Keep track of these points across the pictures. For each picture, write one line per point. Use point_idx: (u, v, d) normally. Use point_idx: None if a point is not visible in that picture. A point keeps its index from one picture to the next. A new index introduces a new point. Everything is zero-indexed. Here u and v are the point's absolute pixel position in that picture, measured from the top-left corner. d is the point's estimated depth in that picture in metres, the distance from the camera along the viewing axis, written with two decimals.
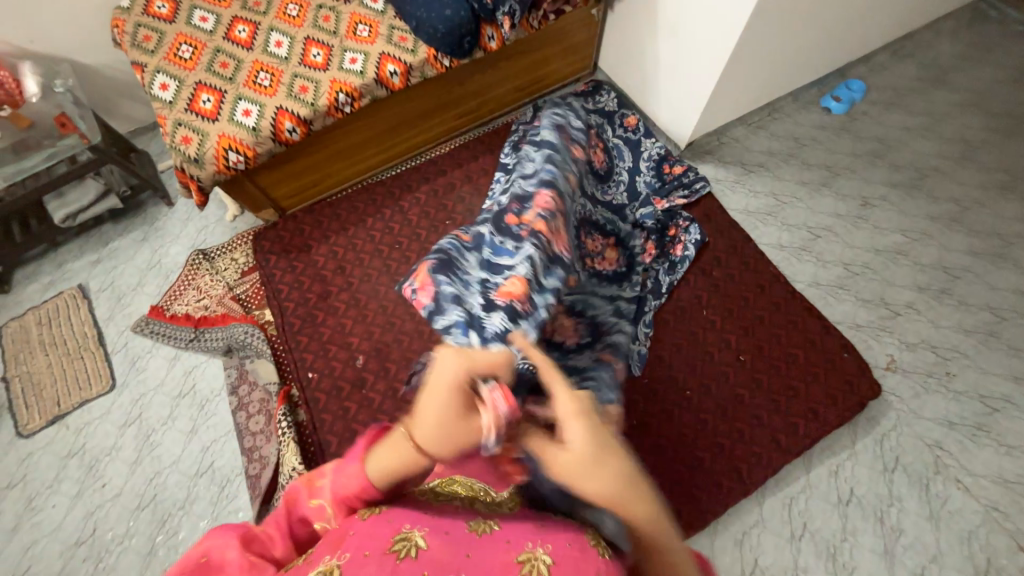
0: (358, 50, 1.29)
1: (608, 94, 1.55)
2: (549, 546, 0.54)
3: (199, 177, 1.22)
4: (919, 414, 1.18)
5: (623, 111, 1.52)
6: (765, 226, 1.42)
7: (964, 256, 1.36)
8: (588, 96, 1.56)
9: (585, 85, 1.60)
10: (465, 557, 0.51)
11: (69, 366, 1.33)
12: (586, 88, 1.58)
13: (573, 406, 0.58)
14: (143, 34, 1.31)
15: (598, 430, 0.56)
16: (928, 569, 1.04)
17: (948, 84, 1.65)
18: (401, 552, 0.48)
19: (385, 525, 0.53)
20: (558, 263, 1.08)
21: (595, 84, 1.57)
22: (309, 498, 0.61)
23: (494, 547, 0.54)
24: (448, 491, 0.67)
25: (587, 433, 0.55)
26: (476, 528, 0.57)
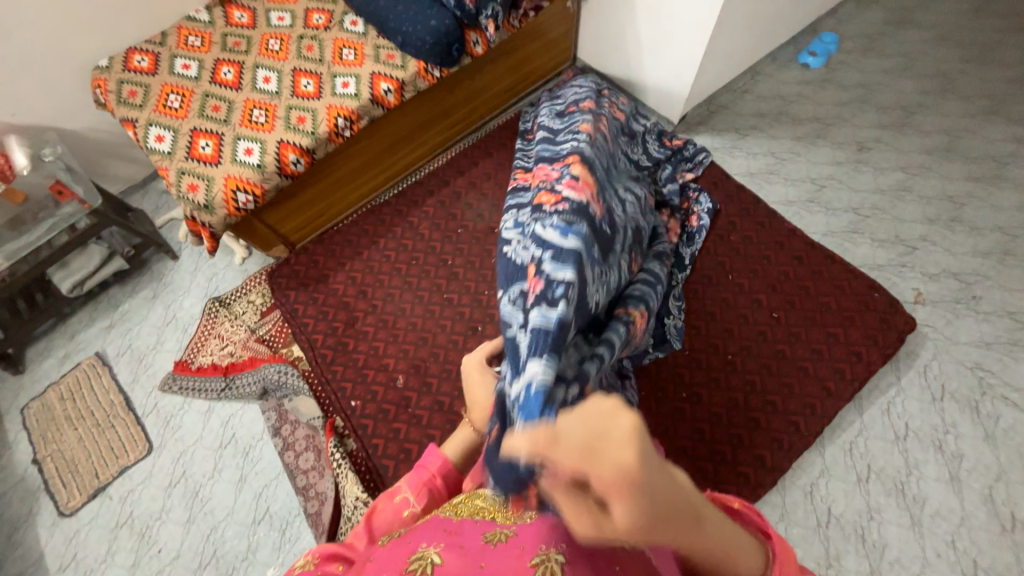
0: (347, 74, 1.29)
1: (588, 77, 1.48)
2: (562, 544, 0.51)
3: (210, 223, 1.22)
4: (956, 339, 1.20)
5: (612, 89, 1.47)
6: (770, 184, 1.44)
7: (964, 183, 1.40)
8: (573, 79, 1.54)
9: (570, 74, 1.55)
10: (479, 567, 0.50)
11: (102, 436, 1.30)
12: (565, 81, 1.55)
13: (617, 500, 0.36)
14: (128, 90, 1.30)
15: (648, 504, 0.37)
16: (997, 488, 1.06)
17: (913, 25, 1.70)
18: (416, 571, 0.50)
19: (398, 549, 0.55)
20: (594, 223, 0.95)
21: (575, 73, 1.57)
22: (391, 500, 0.77)
23: (508, 553, 0.52)
24: (471, 500, 0.67)
25: (631, 513, 0.36)
26: (491, 538, 0.55)
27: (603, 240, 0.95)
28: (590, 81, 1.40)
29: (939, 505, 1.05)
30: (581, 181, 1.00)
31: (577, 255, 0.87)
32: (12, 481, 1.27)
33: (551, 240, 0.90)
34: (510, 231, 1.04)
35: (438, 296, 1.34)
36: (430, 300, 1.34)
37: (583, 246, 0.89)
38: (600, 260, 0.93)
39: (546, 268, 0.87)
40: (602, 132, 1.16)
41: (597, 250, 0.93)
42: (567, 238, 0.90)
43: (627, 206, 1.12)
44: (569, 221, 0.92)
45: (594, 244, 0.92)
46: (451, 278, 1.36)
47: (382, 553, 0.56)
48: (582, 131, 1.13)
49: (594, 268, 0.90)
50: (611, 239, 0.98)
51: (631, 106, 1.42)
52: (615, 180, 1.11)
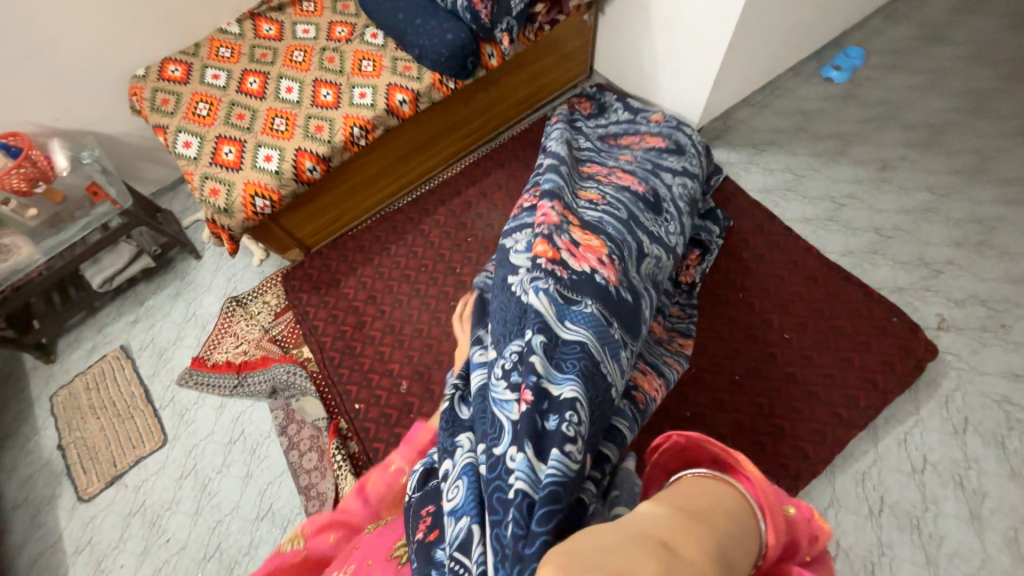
0: (365, 85, 1.34)
1: (626, 111, 1.46)
2: None
3: (229, 226, 1.27)
4: (981, 370, 1.14)
5: (638, 121, 1.41)
6: (786, 201, 1.41)
7: (997, 205, 1.34)
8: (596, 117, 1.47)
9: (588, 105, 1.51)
10: None
11: (121, 426, 1.36)
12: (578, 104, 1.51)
13: None
14: (161, 98, 1.37)
15: None
16: (1023, 531, 0.99)
17: (946, 40, 1.64)
18: (399, 557, 0.68)
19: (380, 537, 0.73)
20: (606, 296, 0.89)
21: (594, 104, 1.51)
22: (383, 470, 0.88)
23: None
24: None
25: None
26: None
27: (620, 318, 0.89)
28: (610, 125, 1.43)
29: (958, 546, 1.00)
30: (584, 244, 0.95)
31: (583, 347, 0.80)
32: (38, 465, 1.34)
33: (557, 322, 0.82)
34: (520, 255, 0.95)
35: (445, 303, 1.36)
36: (437, 308, 1.35)
37: (592, 335, 0.82)
38: (618, 344, 0.86)
39: (551, 374, 0.76)
40: (614, 185, 1.13)
41: (614, 331, 0.86)
42: (573, 327, 0.82)
43: (651, 258, 1.04)
44: (570, 299, 0.85)
45: (609, 326, 0.86)
46: (458, 286, 1.38)
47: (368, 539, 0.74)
48: (585, 192, 1.11)
49: (605, 366, 0.82)
50: (630, 306, 0.93)
51: (660, 131, 1.33)
52: (638, 223, 1.06)
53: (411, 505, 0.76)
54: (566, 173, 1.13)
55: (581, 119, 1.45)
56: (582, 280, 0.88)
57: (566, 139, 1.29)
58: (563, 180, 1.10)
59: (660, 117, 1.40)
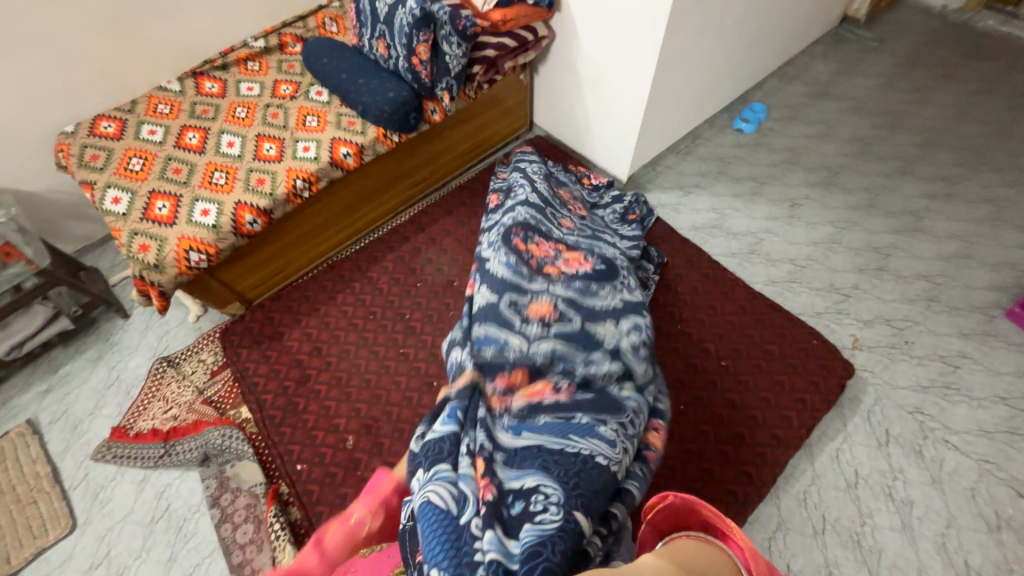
0: (309, 139, 1.36)
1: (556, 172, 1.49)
2: None
3: (159, 282, 1.21)
4: (894, 384, 1.25)
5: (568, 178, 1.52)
6: (714, 238, 1.53)
7: (888, 235, 1.52)
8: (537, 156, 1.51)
9: (494, 198, 1.30)
10: None
11: (20, 514, 1.19)
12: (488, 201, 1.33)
13: None
14: (90, 154, 1.33)
15: None
16: (948, 535, 1.06)
17: (832, 97, 1.91)
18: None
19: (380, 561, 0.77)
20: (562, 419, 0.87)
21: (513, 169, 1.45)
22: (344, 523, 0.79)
23: None
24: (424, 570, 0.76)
25: None
26: None
27: (588, 402, 0.89)
28: (526, 199, 1.20)
29: (895, 557, 1.04)
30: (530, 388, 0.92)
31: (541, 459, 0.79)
32: None
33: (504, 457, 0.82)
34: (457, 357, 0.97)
35: (394, 351, 1.34)
36: (386, 355, 1.33)
37: (546, 439, 0.83)
38: (587, 426, 0.84)
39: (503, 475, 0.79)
40: (563, 280, 1.04)
41: (576, 419, 0.86)
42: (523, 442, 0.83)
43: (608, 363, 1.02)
44: (523, 419, 0.89)
45: (571, 418, 0.87)
46: (408, 332, 1.36)
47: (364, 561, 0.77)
48: (534, 302, 0.99)
49: (574, 446, 0.81)
50: (598, 399, 0.91)
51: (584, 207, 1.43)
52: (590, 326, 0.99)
53: (406, 527, 0.76)
54: (508, 275, 1.00)
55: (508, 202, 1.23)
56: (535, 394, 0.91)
57: (501, 237, 1.08)
58: (502, 321, 0.96)
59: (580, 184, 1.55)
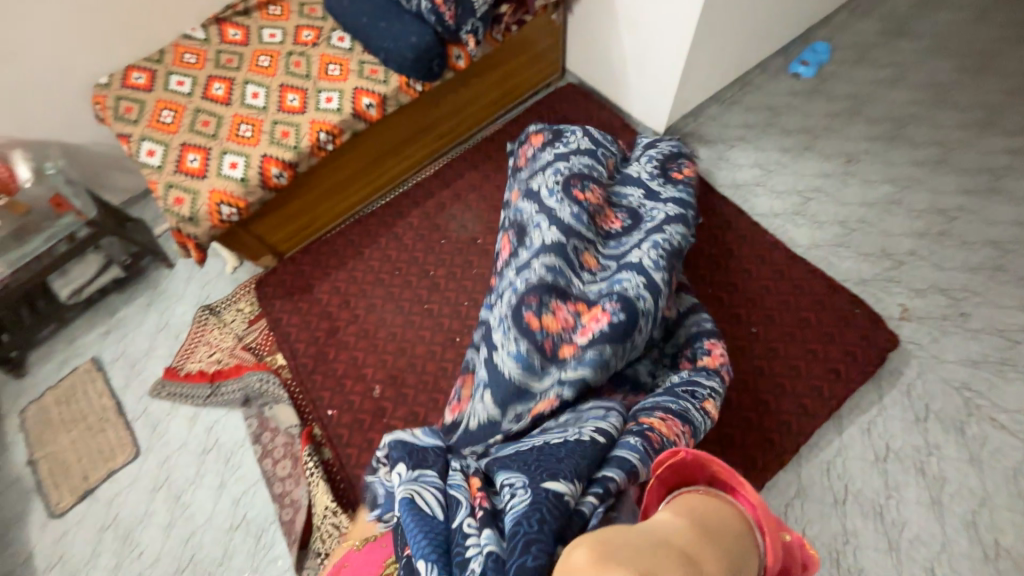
0: (332, 89, 1.33)
1: (573, 156, 1.22)
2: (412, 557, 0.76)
3: (195, 234, 1.26)
4: (942, 358, 1.17)
5: (593, 154, 1.23)
6: (755, 197, 1.42)
7: (956, 196, 1.36)
8: (551, 143, 1.29)
9: (510, 240, 1.14)
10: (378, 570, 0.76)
11: (93, 439, 1.35)
12: (500, 242, 1.18)
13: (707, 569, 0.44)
14: (125, 106, 1.36)
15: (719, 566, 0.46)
16: (981, 514, 1.02)
17: (909, 34, 1.66)
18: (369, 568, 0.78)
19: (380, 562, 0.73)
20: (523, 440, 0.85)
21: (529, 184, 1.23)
22: None
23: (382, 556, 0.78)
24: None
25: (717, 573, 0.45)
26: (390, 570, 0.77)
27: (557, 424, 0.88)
28: (542, 245, 1.04)
29: (919, 531, 1.02)
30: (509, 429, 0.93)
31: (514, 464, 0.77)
32: (9, 482, 1.32)
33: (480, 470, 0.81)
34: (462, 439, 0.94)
35: (419, 306, 1.36)
36: (410, 310, 1.35)
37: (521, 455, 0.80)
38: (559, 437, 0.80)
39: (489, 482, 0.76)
40: (578, 364, 0.91)
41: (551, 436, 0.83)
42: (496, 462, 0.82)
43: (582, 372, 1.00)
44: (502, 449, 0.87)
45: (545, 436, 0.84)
46: (432, 289, 1.38)
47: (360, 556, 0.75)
48: (540, 401, 0.92)
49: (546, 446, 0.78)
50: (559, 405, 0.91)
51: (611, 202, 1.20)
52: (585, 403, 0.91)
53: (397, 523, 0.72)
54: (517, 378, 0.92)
55: (522, 248, 1.07)
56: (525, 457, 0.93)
57: (512, 313, 0.97)
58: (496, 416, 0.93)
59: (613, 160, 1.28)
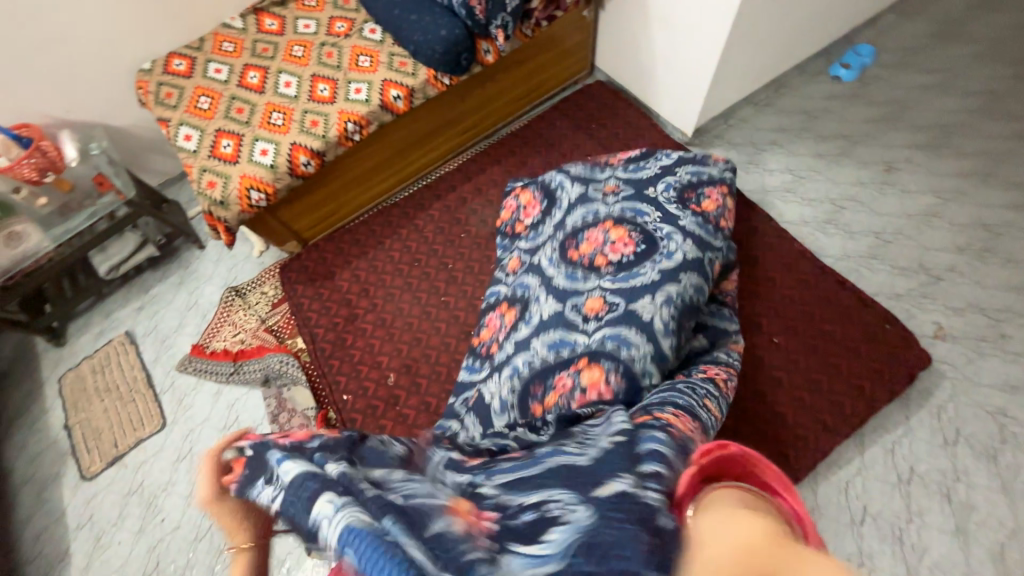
0: (361, 80, 1.35)
1: (571, 213, 1.16)
2: None
3: (225, 218, 1.30)
4: (977, 381, 1.11)
5: (587, 200, 1.16)
6: (784, 203, 1.38)
7: (1004, 211, 1.29)
8: (547, 207, 1.23)
9: (515, 320, 1.08)
10: None
11: (124, 409, 1.42)
12: (501, 320, 1.11)
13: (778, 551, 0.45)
14: (166, 92, 1.41)
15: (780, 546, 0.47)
16: (1010, 547, 0.97)
17: (963, 38, 1.57)
18: None
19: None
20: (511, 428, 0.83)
21: (528, 253, 1.19)
22: None
23: None
24: None
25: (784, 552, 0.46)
26: None
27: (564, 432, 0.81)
28: (541, 320, 1.01)
29: (941, 559, 0.98)
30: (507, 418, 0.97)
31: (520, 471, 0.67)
32: (47, 443, 1.41)
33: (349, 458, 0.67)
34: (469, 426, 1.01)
35: (436, 298, 1.37)
36: (427, 302, 1.37)
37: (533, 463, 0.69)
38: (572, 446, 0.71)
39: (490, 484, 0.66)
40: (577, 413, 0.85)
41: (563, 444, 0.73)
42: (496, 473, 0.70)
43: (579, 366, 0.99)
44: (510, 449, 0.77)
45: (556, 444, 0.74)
46: (450, 281, 1.39)
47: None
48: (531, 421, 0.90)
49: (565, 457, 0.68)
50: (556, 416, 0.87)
51: (619, 216, 1.10)
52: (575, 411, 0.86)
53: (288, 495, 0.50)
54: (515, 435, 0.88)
55: (522, 326, 1.04)
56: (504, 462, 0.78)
57: (517, 397, 0.96)
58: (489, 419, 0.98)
59: (614, 182, 1.19)
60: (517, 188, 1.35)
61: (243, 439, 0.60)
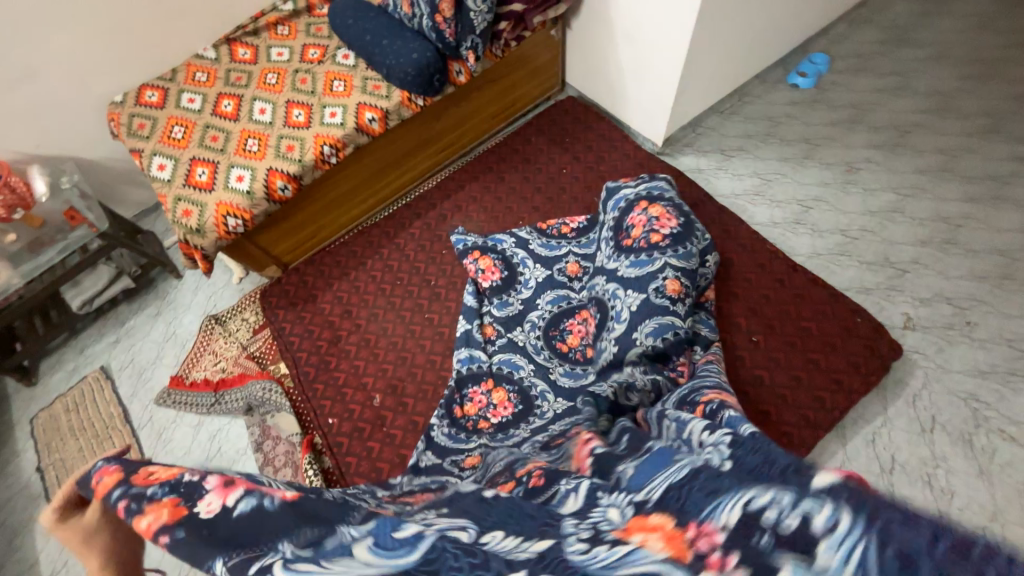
0: (336, 104, 1.37)
1: (541, 296, 1.26)
2: None
3: (201, 245, 1.29)
4: (948, 368, 1.15)
5: (555, 283, 1.27)
6: (754, 206, 1.43)
7: (961, 204, 1.35)
8: (505, 290, 1.29)
9: (508, 398, 1.14)
10: None
11: (100, 447, 1.37)
12: (488, 395, 1.15)
13: None
14: (138, 123, 1.41)
15: None
16: (992, 529, 0.99)
17: (911, 42, 1.67)
18: None
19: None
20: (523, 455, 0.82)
21: (502, 322, 1.24)
22: None
23: None
24: None
25: None
26: None
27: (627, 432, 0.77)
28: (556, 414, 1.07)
29: None
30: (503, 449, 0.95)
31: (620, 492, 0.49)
32: (18, 487, 1.35)
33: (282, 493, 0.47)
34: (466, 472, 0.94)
35: (419, 316, 1.37)
36: (411, 320, 1.37)
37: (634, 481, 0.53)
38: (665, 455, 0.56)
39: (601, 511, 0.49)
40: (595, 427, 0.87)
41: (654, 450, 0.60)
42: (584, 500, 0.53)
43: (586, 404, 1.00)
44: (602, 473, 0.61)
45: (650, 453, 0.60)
46: (433, 299, 1.39)
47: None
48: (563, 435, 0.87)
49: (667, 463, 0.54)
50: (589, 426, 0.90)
51: (584, 300, 1.22)
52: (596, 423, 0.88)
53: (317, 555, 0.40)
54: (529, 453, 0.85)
55: (533, 420, 1.08)
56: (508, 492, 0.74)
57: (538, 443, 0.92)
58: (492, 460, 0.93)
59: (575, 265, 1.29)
60: (472, 250, 1.36)
61: (219, 494, 0.43)
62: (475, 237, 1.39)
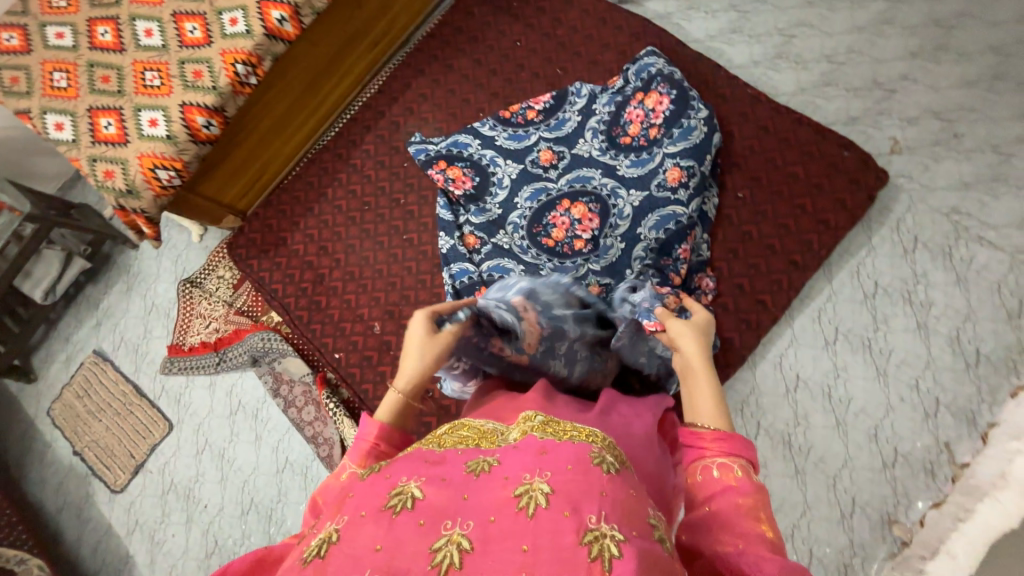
0: (233, 7, 1.14)
1: (518, 195, 1.16)
2: None
3: (141, 208, 1.17)
4: (932, 187, 1.14)
5: (530, 177, 1.17)
6: (731, 46, 1.29)
7: (955, 2, 1.22)
8: (477, 200, 1.20)
9: None
10: None
11: (125, 422, 1.41)
12: None
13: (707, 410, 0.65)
14: (9, 77, 1.17)
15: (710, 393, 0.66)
16: (963, 329, 1.07)
17: None
18: None
19: (626, 524, 0.41)
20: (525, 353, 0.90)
21: (483, 229, 1.16)
22: None
23: None
24: None
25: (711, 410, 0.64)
26: None
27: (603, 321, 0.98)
28: None
29: (905, 353, 1.08)
30: None
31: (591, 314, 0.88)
32: (65, 470, 1.42)
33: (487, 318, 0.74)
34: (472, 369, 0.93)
35: (397, 239, 1.30)
36: (391, 245, 1.30)
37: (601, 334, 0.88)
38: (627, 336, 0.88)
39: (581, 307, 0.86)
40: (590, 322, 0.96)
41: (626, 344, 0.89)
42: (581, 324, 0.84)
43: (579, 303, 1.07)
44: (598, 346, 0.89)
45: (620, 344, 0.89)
46: (407, 219, 1.31)
47: (546, 515, 0.40)
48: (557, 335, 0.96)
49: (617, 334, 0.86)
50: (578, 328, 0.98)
51: (569, 189, 1.14)
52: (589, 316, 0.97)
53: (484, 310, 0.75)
54: None
55: None
56: (516, 403, 0.68)
57: None
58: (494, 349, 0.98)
59: (550, 151, 1.19)
60: (437, 160, 1.24)
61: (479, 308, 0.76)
62: (436, 144, 1.27)
